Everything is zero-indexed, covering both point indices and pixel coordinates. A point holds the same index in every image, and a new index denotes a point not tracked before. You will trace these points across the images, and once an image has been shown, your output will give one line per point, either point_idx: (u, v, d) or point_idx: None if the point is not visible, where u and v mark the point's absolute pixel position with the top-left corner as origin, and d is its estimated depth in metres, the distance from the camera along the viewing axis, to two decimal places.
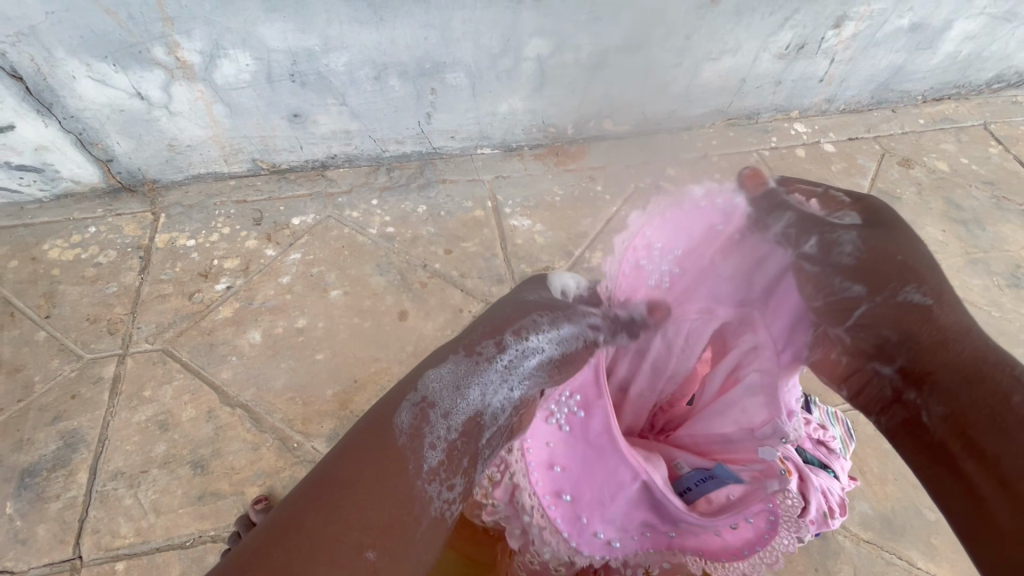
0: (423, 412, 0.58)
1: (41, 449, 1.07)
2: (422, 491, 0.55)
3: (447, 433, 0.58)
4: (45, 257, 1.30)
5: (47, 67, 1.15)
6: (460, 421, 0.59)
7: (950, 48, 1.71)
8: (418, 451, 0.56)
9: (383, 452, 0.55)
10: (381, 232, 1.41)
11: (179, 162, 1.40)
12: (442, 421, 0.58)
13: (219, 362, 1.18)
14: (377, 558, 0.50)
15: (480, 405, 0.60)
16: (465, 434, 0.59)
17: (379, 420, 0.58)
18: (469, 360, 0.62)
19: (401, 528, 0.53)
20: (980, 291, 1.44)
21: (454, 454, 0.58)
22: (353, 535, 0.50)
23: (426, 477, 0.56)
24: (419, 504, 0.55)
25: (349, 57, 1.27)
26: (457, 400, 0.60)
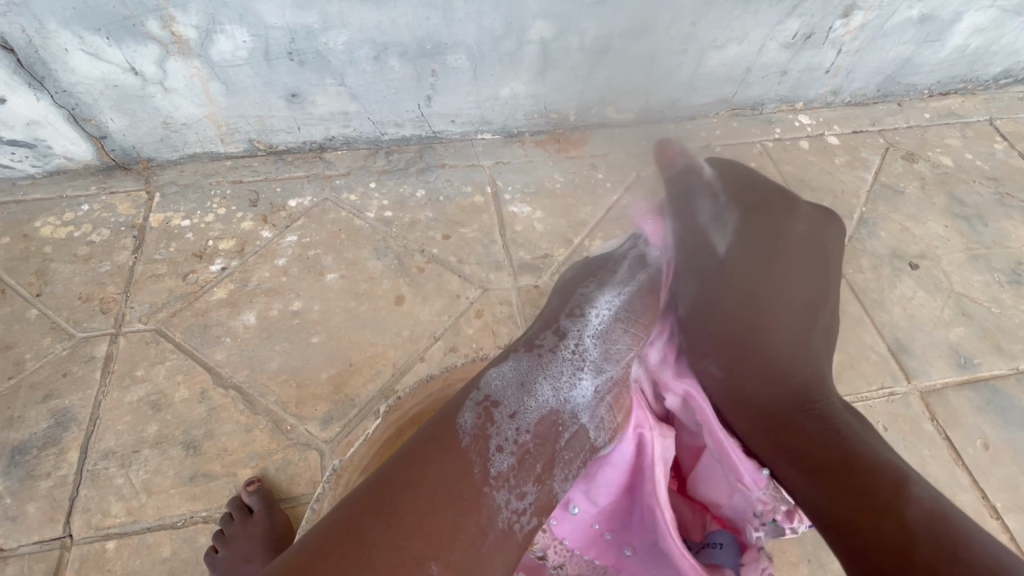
0: (488, 411, 0.68)
1: (31, 427, 1.06)
2: (489, 497, 0.62)
3: (515, 435, 0.67)
4: (37, 234, 1.28)
5: (39, 39, 1.13)
6: (527, 421, 0.68)
7: (958, 41, 1.68)
8: (484, 458, 0.64)
9: (450, 462, 0.62)
10: (378, 216, 1.39)
11: (173, 141, 1.38)
12: (508, 424, 0.67)
13: (213, 343, 1.17)
14: (439, 570, 0.56)
15: (554, 402, 0.71)
16: (531, 433, 0.68)
17: (446, 435, 0.65)
18: (530, 358, 0.76)
19: (464, 538, 0.58)
20: (980, 287, 1.43)
21: (523, 459, 0.65)
22: (420, 544, 0.56)
23: (492, 485, 0.62)
24: (484, 513, 0.61)
25: (349, 36, 1.25)
26: (524, 401, 0.70)
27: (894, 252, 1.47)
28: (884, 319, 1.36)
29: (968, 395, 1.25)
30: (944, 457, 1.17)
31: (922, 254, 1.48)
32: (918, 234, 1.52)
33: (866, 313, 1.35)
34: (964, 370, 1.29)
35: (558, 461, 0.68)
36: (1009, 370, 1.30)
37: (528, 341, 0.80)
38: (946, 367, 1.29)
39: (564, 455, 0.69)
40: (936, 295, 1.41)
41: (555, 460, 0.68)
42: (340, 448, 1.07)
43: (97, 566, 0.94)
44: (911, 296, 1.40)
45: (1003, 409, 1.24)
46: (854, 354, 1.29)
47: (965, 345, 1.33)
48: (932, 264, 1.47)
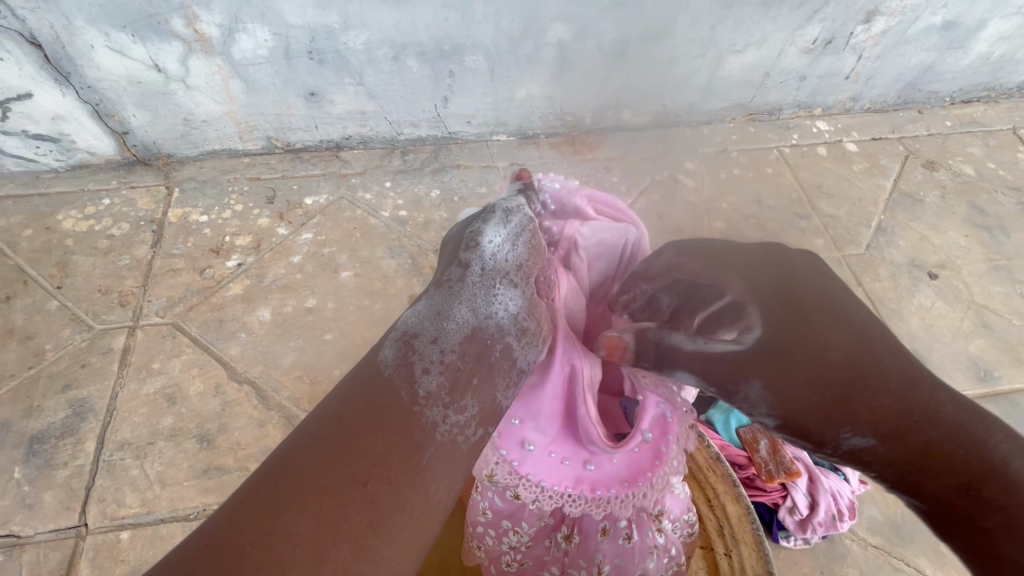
0: (407, 343, 0.53)
1: (50, 417, 1.07)
2: (421, 416, 0.48)
3: (441, 356, 0.53)
4: (60, 227, 1.31)
5: (66, 35, 1.15)
6: (451, 342, 0.54)
7: (982, 49, 1.66)
8: (409, 380, 0.50)
9: (373, 393, 0.49)
10: (393, 216, 1.40)
11: (193, 138, 1.40)
12: (431, 348, 0.53)
13: (228, 338, 1.18)
14: (375, 486, 0.43)
15: (473, 320, 0.56)
16: (458, 351, 0.53)
17: (363, 374, 0.51)
18: (444, 292, 0.59)
19: (401, 455, 0.45)
20: (1001, 299, 1.41)
21: (456, 376, 0.52)
22: (347, 465, 0.43)
23: (422, 404, 0.49)
24: (418, 431, 0.47)
25: (368, 36, 1.26)
26: (443, 325, 0.55)
27: (912, 261, 1.45)
28: (901, 329, 1.34)
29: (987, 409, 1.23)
30: None
31: (941, 264, 1.46)
32: (938, 243, 1.50)
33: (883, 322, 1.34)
34: (983, 383, 1.27)
35: (498, 372, 0.55)
36: None
37: (432, 280, 0.63)
38: (965, 378, 1.27)
39: (501, 374, 0.55)
40: (956, 306, 1.39)
41: (494, 371, 0.55)
42: None
43: (111, 555, 0.95)
44: (929, 306, 1.38)
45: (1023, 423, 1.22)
46: None
47: (984, 357, 1.31)
48: (952, 273, 1.44)
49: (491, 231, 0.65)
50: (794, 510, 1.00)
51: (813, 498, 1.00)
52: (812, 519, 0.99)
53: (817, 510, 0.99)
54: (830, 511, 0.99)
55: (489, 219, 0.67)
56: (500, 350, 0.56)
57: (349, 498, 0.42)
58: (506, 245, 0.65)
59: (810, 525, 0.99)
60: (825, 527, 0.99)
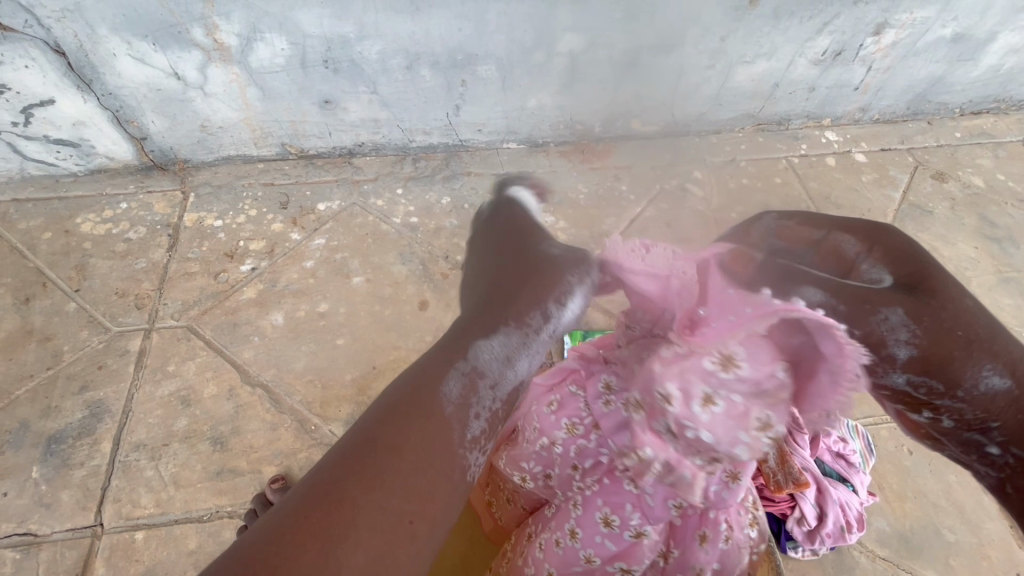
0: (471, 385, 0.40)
1: (67, 417, 1.09)
2: (466, 463, 0.38)
3: (492, 404, 0.42)
4: (78, 230, 1.33)
5: (89, 43, 1.18)
6: (505, 392, 0.42)
7: (992, 61, 1.66)
8: (463, 420, 0.39)
9: (424, 421, 0.38)
10: (405, 222, 1.41)
11: (210, 143, 1.42)
12: (487, 394, 0.41)
13: (241, 342, 1.20)
14: (423, 537, 0.35)
15: (528, 376, 0.44)
16: (506, 402, 0.43)
17: (413, 389, 0.39)
18: (515, 333, 0.43)
19: (449, 506, 0.36)
20: (1011, 311, 1.41)
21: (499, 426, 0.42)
22: (394, 506, 0.34)
23: (469, 448, 0.39)
24: (464, 477, 0.38)
25: (383, 45, 1.28)
26: (506, 371, 0.42)
27: None
28: None
29: None
30: (971, 483, 1.14)
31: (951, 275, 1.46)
32: (947, 254, 1.50)
33: None
34: None
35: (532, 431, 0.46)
36: None
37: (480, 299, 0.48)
38: None
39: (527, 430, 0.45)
40: None
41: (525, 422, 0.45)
42: None
43: (125, 555, 0.96)
44: None
45: None
46: None
47: None
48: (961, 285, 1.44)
49: (571, 279, 0.48)
50: (803, 521, 0.98)
51: (822, 509, 0.99)
52: (821, 530, 0.98)
53: (826, 521, 0.99)
54: (839, 522, 0.99)
55: (565, 260, 0.51)
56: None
57: (392, 551, 0.33)
58: (584, 292, 0.49)
59: (818, 535, 0.99)
60: (833, 538, 0.99)
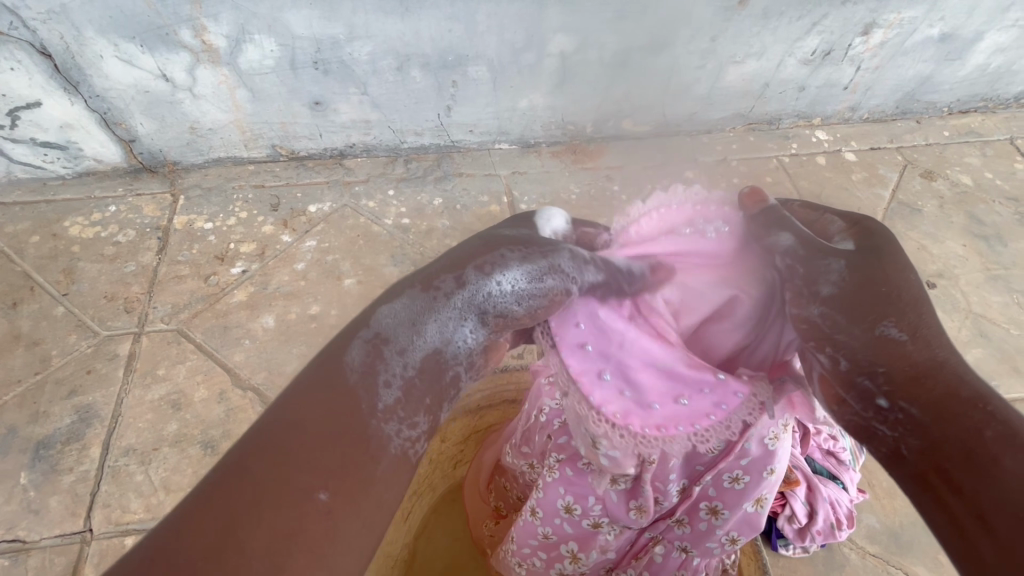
0: (375, 350, 0.37)
1: (56, 422, 1.08)
2: (372, 430, 0.35)
3: (399, 374, 0.37)
4: (66, 233, 1.32)
5: (76, 45, 1.17)
6: (412, 359, 0.38)
7: (979, 60, 1.68)
8: (365, 387, 0.36)
9: (325, 396, 0.35)
10: (396, 223, 1.41)
11: (199, 145, 1.41)
12: (394, 361, 0.37)
13: (232, 345, 1.19)
14: (318, 509, 0.32)
15: (440, 345, 0.39)
16: (411, 376, 0.38)
17: (313, 369, 0.37)
18: (423, 298, 0.39)
19: (344, 474, 0.33)
20: (999, 308, 1.42)
21: (415, 393, 0.37)
22: (286, 481, 0.32)
23: (378, 416, 0.36)
24: (373, 446, 0.35)
25: (373, 47, 1.28)
26: (414, 337, 0.38)
27: None
28: None
29: None
30: None
31: (939, 273, 1.47)
32: (936, 253, 1.51)
33: None
34: None
35: (453, 401, 0.40)
36: None
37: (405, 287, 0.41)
38: None
39: (456, 394, 0.40)
40: (954, 316, 1.40)
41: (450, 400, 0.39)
42: None
43: (115, 561, 0.95)
44: None
45: None
46: None
47: (982, 367, 1.32)
48: (949, 283, 1.46)
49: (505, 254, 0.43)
50: (794, 519, 1.00)
51: (812, 507, 1.01)
52: (811, 527, 0.99)
53: (817, 519, 1.00)
54: (829, 520, 1.00)
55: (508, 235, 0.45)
56: (455, 380, 0.40)
57: (297, 511, 0.31)
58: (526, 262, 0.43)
59: (809, 533, 0.99)
60: (824, 535, 1.00)
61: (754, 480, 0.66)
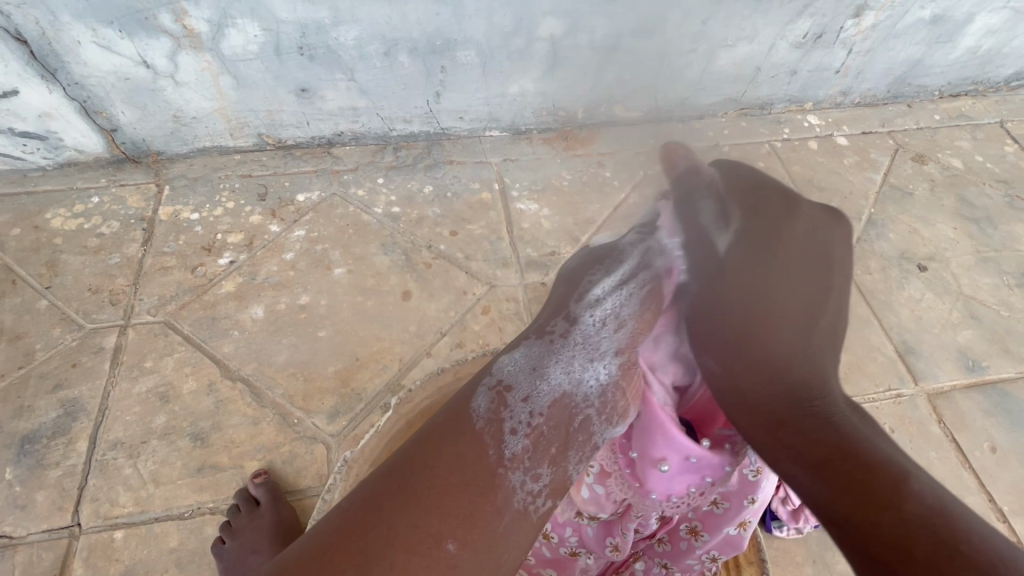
0: (501, 395, 0.64)
1: (41, 417, 1.06)
2: (504, 478, 0.59)
3: (528, 417, 0.64)
4: (48, 225, 1.29)
5: (52, 30, 1.13)
6: (540, 404, 0.65)
7: (970, 43, 1.67)
8: (497, 438, 0.60)
9: (462, 446, 0.59)
10: (386, 212, 1.39)
11: (184, 134, 1.39)
12: (521, 406, 0.64)
13: (221, 336, 1.18)
14: (456, 550, 0.54)
15: (567, 384, 0.67)
16: (544, 415, 0.64)
17: (460, 416, 0.62)
18: (539, 344, 0.72)
19: (481, 518, 0.56)
20: (989, 290, 1.43)
21: (539, 440, 0.63)
22: (433, 523, 0.54)
23: (507, 466, 0.59)
24: (500, 494, 0.58)
25: (359, 31, 1.25)
26: (537, 383, 0.67)
27: (902, 254, 1.47)
28: (892, 322, 1.35)
29: (976, 399, 1.25)
30: (952, 459, 1.17)
31: (930, 256, 1.48)
32: (927, 236, 1.51)
33: (874, 314, 1.35)
34: (972, 373, 1.28)
35: (574, 445, 0.64)
36: (1018, 373, 1.29)
37: (539, 328, 0.75)
38: (953, 369, 1.29)
39: (578, 438, 0.65)
40: (945, 298, 1.40)
41: (570, 444, 0.64)
42: (347, 442, 1.07)
43: (104, 555, 0.94)
44: (919, 298, 1.39)
45: (1011, 412, 1.24)
46: (861, 354, 1.28)
47: (973, 348, 1.32)
48: (940, 266, 1.46)
49: (597, 280, 0.76)
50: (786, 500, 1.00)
51: None
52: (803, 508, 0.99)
53: None
54: None
55: (593, 266, 0.78)
56: (582, 419, 0.65)
57: (434, 557, 0.53)
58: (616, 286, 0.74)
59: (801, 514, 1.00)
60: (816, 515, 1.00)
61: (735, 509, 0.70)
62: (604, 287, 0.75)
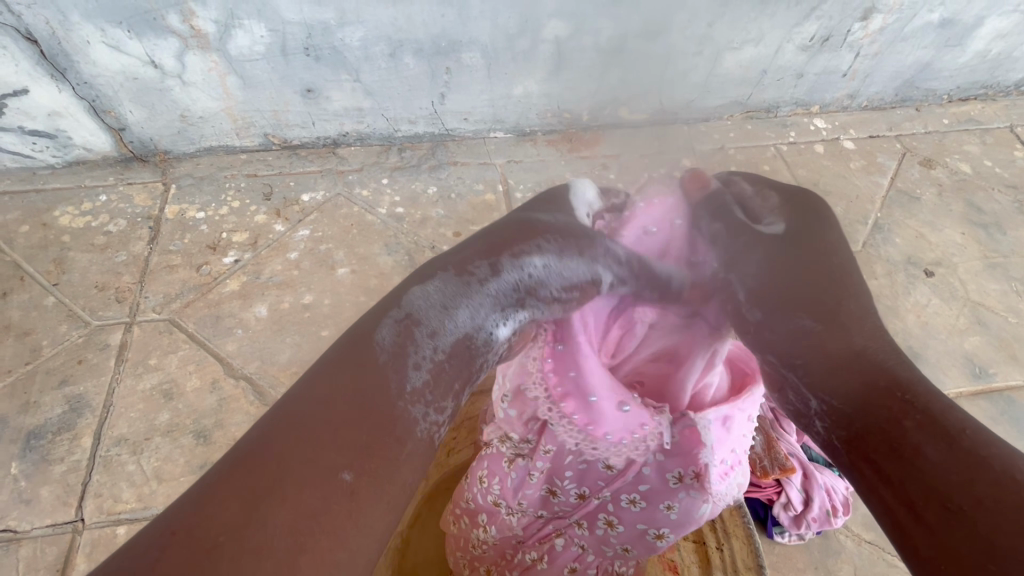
0: (407, 330, 0.44)
1: (47, 412, 1.07)
2: (406, 412, 0.41)
3: (433, 353, 0.44)
4: (56, 223, 1.31)
5: (62, 31, 1.15)
6: (447, 342, 0.45)
7: (980, 46, 1.66)
8: (398, 368, 0.42)
9: (357, 369, 0.42)
10: (390, 212, 1.40)
11: (191, 134, 1.40)
12: (426, 343, 0.45)
13: (225, 335, 1.18)
14: (355, 480, 0.38)
15: (470, 327, 0.47)
16: (450, 353, 0.45)
17: (352, 342, 0.44)
18: (460, 283, 0.48)
19: (383, 449, 0.39)
20: (998, 296, 1.41)
21: (443, 378, 0.44)
22: (326, 453, 0.38)
23: (408, 399, 0.42)
24: (402, 426, 0.41)
25: (365, 32, 1.26)
26: (445, 321, 0.46)
27: (908, 259, 1.46)
28: (897, 327, 1.34)
29: (981, 405, 1.24)
30: None
31: (937, 262, 1.46)
32: (934, 241, 1.50)
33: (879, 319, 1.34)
34: (978, 380, 1.27)
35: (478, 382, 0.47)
36: None
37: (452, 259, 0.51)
38: (958, 376, 1.27)
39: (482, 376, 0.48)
40: (952, 304, 1.39)
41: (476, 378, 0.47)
42: None
43: (107, 551, 0.95)
44: (925, 304, 1.38)
45: (1018, 420, 1.22)
46: None
47: (980, 355, 1.31)
48: (947, 271, 1.45)
49: (545, 248, 0.51)
50: (788, 506, 1.00)
51: (807, 494, 1.01)
52: (806, 514, 0.99)
53: (812, 506, 1.00)
54: (824, 507, 0.99)
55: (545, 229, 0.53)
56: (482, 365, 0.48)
57: (325, 493, 0.37)
58: (559, 264, 0.51)
59: (804, 520, 0.99)
60: (819, 523, 1.00)
61: (671, 519, 0.69)
62: (548, 259, 0.51)
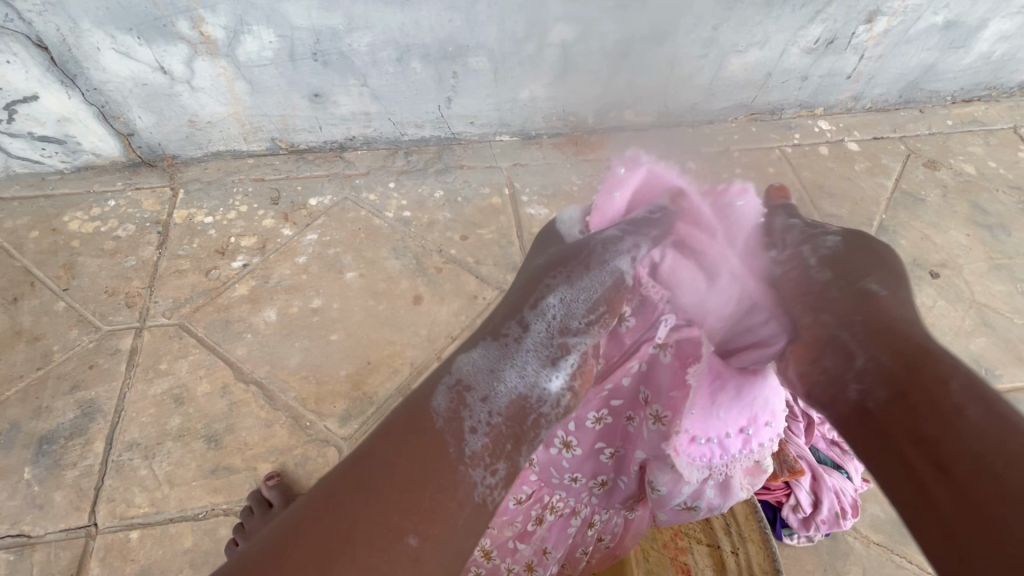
0: (460, 394, 0.52)
1: (59, 417, 1.08)
2: (464, 475, 0.48)
3: (488, 417, 0.51)
4: (65, 228, 1.31)
5: (72, 37, 1.15)
6: (502, 405, 0.52)
7: (983, 48, 1.66)
8: (457, 435, 0.50)
9: (419, 436, 0.50)
10: (398, 216, 1.40)
11: (198, 139, 1.40)
12: (480, 406, 0.52)
13: (234, 339, 1.19)
14: (419, 544, 0.45)
15: (522, 387, 0.53)
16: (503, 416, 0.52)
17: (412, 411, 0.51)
18: (497, 345, 0.56)
19: (441, 514, 0.46)
20: (1003, 297, 1.42)
21: (500, 438, 0.51)
22: (393, 516, 0.45)
23: (466, 463, 0.49)
24: (461, 490, 0.48)
25: (372, 37, 1.26)
26: (494, 383, 0.53)
27: (913, 261, 1.46)
28: None
29: None
30: None
31: (943, 263, 1.47)
32: (939, 242, 1.50)
33: None
34: None
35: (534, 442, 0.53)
36: None
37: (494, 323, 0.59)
38: None
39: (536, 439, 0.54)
40: (957, 306, 1.39)
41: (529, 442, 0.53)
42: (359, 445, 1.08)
43: (120, 555, 0.95)
44: (931, 306, 1.39)
45: None
46: None
47: (985, 356, 1.32)
48: (953, 273, 1.45)
49: (555, 286, 0.59)
50: (797, 508, 1.01)
51: (817, 496, 1.01)
52: (815, 516, 1.00)
53: (821, 508, 1.00)
54: (834, 509, 1.00)
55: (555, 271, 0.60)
56: (536, 423, 0.53)
57: (394, 554, 0.44)
58: (572, 296, 0.58)
59: (813, 522, 1.00)
60: (828, 525, 1.00)
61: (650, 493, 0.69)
62: (564, 296, 0.58)
